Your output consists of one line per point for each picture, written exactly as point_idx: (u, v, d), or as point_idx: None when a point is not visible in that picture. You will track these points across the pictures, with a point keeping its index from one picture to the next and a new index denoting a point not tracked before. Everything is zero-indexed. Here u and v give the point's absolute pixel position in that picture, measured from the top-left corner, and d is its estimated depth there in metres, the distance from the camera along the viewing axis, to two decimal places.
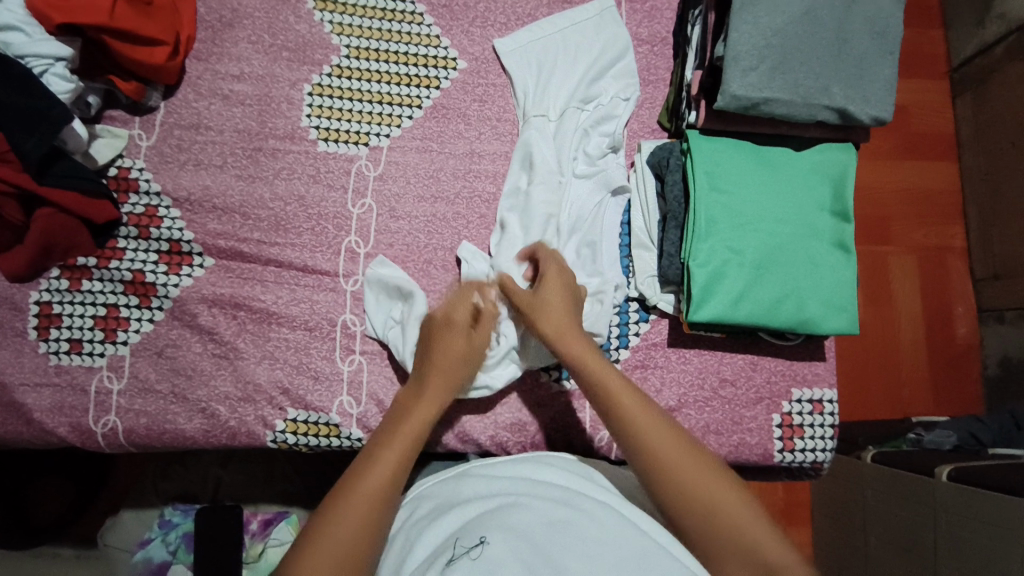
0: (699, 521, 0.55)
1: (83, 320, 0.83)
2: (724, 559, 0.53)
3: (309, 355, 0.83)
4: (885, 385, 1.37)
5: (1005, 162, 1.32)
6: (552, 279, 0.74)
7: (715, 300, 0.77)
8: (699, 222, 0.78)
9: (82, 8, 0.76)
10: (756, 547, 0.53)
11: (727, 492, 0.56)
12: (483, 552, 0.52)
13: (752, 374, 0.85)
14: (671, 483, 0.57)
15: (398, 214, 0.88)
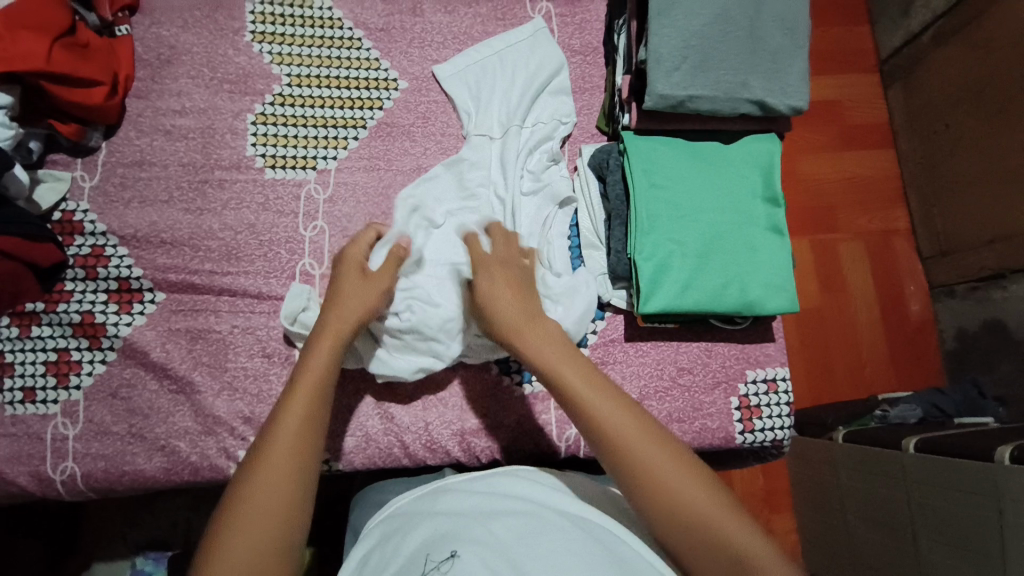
0: (659, 504, 0.54)
1: (35, 366, 0.82)
2: (641, 494, 0.55)
3: (269, 381, 0.83)
4: (849, 367, 1.42)
5: (937, 143, 1.39)
6: (493, 270, 0.74)
7: (663, 291, 0.79)
8: (641, 218, 0.81)
9: (18, 57, 0.75)
10: (680, 496, 0.54)
11: (647, 438, 0.57)
12: (453, 565, 0.52)
13: (708, 360, 0.88)
14: (632, 467, 0.56)
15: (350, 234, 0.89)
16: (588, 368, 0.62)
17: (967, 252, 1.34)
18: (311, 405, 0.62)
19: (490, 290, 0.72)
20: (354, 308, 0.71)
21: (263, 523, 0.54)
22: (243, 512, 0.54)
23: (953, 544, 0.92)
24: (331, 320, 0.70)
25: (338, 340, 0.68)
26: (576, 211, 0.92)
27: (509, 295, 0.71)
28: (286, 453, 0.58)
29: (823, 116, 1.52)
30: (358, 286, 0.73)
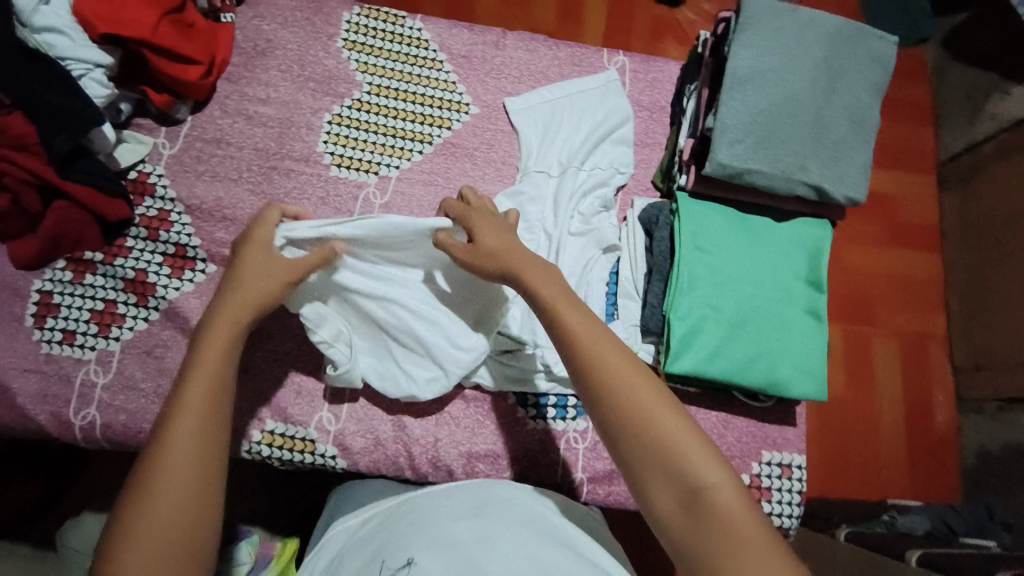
0: (666, 480, 0.56)
1: (81, 312, 0.85)
2: (633, 433, 0.57)
3: (293, 369, 0.86)
4: (863, 466, 1.38)
5: (988, 256, 1.38)
6: (486, 224, 0.72)
7: (692, 353, 0.79)
8: (681, 277, 0.82)
9: (129, 24, 0.81)
10: (669, 436, 0.57)
11: (638, 380, 0.60)
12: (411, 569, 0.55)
13: (724, 432, 0.87)
14: (642, 443, 0.57)
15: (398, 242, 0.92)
16: (607, 341, 0.62)
17: (1005, 371, 1.31)
18: (221, 360, 0.62)
19: (478, 236, 0.71)
20: (263, 277, 0.68)
21: (179, 488, 0.55)
22: (158, 480, 0.55)
23: None
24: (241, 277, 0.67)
25: (246, 309, 0.65)
26: (619, 259, 0.93)
27: (504, 245, 0.71)
28: (195, 415, 0.58)
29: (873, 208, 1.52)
30: (263, 258, 0.69)
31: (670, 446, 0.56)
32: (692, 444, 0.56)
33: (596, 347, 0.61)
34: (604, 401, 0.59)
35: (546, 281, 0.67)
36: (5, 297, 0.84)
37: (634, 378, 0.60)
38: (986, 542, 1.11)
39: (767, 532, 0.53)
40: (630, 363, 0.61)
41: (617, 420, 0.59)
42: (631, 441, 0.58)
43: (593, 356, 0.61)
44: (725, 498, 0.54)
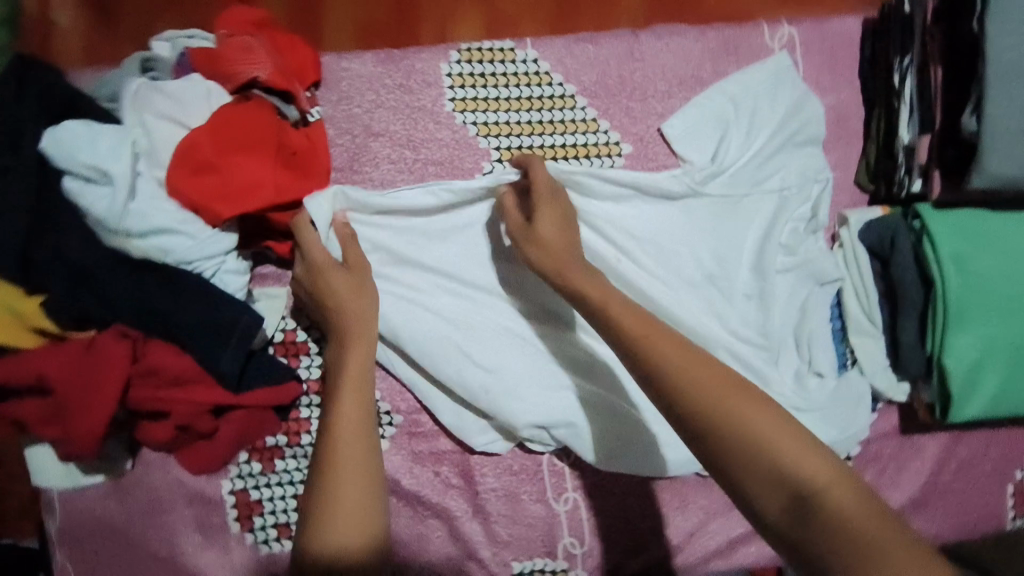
0: (752, 465, 0.46)
1: (285, 502, 0.77)
2: (716, 439, 0.47)
3: (521, 502, 0.80)
4: None
5: None
6: (545, 205, 0.68)
7: (978, 398, 0.73)
8: (952, 315, 0.72)
9: (245, 194, 0.62)
10: (756, 433, 0.46)
11: (701, 366, 0.50)
12: None
13: (988, 452, 0.82)
14: (718, 425, 0.47)
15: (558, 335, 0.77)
16: (650, 323, 0.54)
17: None
18: (361, 405, 0.58)
19: (537, 218, 0.67)
20: (354, 312, 0.64)
21: (354, 540, 0.52)
22: (334, 530, 0.52)
23: None
24: (330, 304, 0.64)
25: (363, 380, 0.60)
26: (839, 289, 0.81)
27: (561, 226, 0.67)
28: (357, 473, 0.55)
29: None
30: (349, 286, 0.65)
31: (759, 428, 0.46)
32: (790, 431, 0.47)
33: (643, 330, 0.53)
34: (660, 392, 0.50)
35: (586, 279, 0.60)
36: (200, 510, 0.76)
37: (691, 362, 0.50)
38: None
39: (880, 518, 0.43)
40: (687, 350, 0.51)
41: (681, 419, 0.49)
42: (697, 424, 0.48)
43: (643, 335, 0.52)
44: (834, 489, 0.44)
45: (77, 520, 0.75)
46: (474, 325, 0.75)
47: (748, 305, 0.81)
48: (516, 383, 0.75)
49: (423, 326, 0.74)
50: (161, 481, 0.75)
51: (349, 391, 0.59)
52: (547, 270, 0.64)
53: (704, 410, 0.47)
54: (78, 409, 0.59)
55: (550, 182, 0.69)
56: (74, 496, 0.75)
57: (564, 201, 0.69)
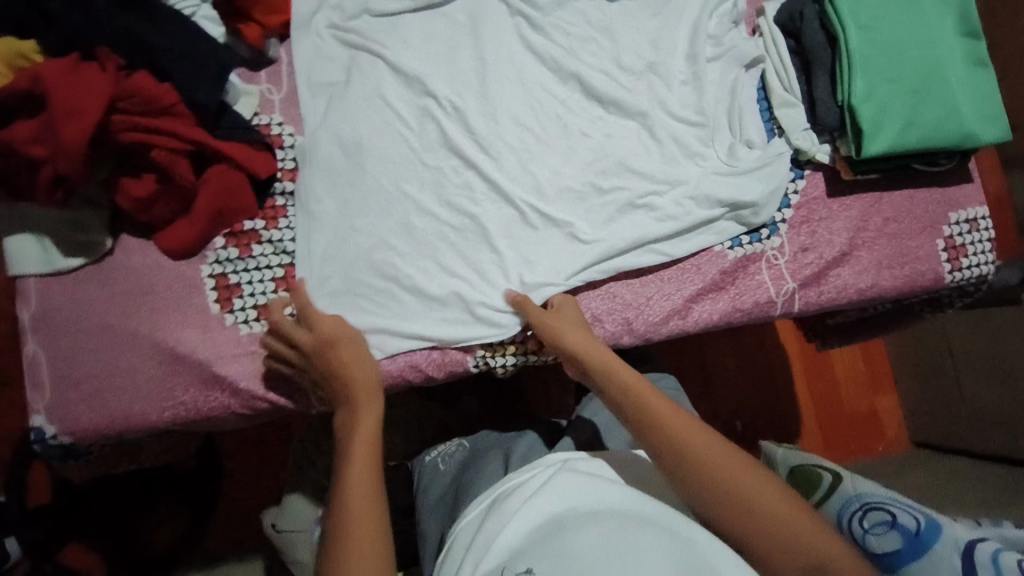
0: (736, 510, 0.59)
1: (264, 284, 0.81)
2: (695, 470, 0.62)
3: (493, 275, 0.85)
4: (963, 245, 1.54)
5: None
6: (554, 313, 0.80)
7: (887, 131, 0.80)
8: (855, 60, 0.81)
9: None
10: (722, 471, 0.61)
11: (666, 404, 0.67)
12: None
13: (910, 207, 0.89)
14: (725, 493, 0.60)
15: (519, 118, 0.86)
16: (651, 387, 0.70)
17: None
18: (371, 485, 0.64)
19: (541, 324, 0.79)
20: (358, 454, 0.66)
21: None
22: None
23: (987, 370, 1.49)
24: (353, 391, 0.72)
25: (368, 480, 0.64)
26: (763, 74, 0.91)
27: (580, 336, 0.77)
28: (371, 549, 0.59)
29: None
30: (351, 355, 0.74)
31: (756, 494, 0.60)
32: (799, 513, 0.59)
33: (637, 388, 0.69)
34: (665, 444, 0.64)
35: (633, 373, 0.71)
36: (181, 291, 0.78)
37: (723, 455, 0.62)
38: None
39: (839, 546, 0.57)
40: (675, 413, 0.66)
41: (670, 456, 0.64)
42: (708, 493, 0.61)
43: (627, 386, 0.70)
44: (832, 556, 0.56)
45: (53, 305, 0.76)
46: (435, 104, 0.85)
47: (683, 89, 0.90)
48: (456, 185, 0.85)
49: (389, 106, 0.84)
50: (140, 265, 0.78)
51: (353, 464, 0.65)
52: (622, 393, 0.70)
53: (683, 457, 0.63)
54: (60, 118, 0.64)
55: (566, 303, 0.82)
56: (51, 282, 0.77)
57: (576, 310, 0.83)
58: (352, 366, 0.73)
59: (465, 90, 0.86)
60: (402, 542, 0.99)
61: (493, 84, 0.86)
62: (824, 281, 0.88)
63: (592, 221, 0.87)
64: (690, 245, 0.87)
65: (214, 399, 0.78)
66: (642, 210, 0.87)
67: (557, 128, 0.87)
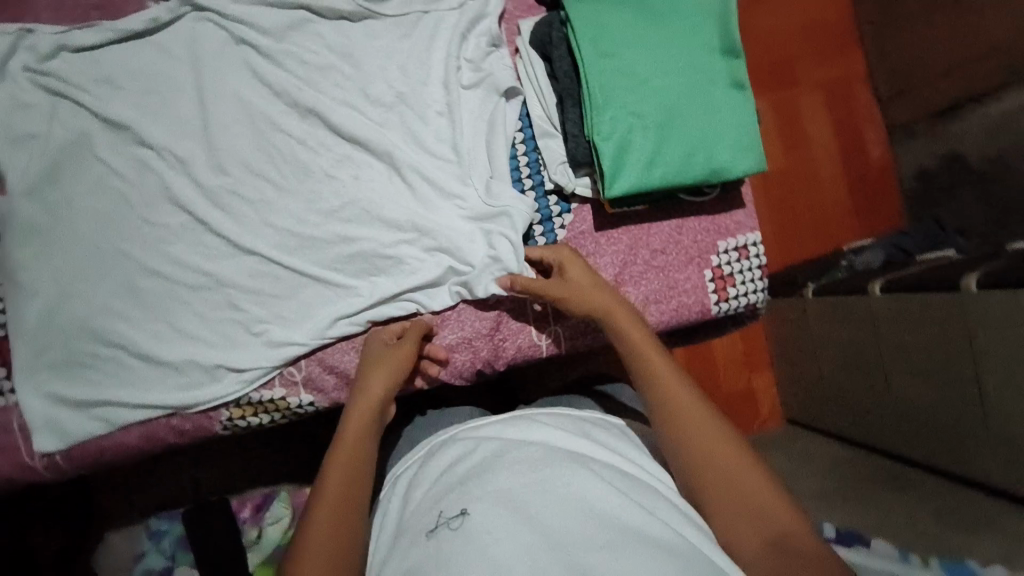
0: (714, 475, 0.59)
1: None
2: (686, 429, 0.62)
3: (230, 336, 0.79)
4: (816, 223, 1.81)
5: (890, 25, 1.73)
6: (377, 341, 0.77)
7: (629, 170, 0.75)
8: (595, 93, 0.76)
9: None
10: (707, 441, 0.61)
11: (665, 361, 0.68)
12: (462, 522, 0.53)
13: (679, 238, 0.86)
14: (679, 423, 0.63)
15: (253, 164, 0.80)
16: (651, 344, 0.70)
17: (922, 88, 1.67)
18: (356, 465, 0.64)
19: (366, 353, 0.76)
20: (360, 430, 0.67)
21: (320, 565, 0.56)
22: None
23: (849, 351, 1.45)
24: (369, 370, 0.73)
25: (362, 452, 0.65)
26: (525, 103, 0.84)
27: (382, 367, 0.73)
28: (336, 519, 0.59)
29: (793, 11, 1.80)
30: (390, 354, 0.75)
31: (742, 476, 0.58)
32: (765, 496, 0.57)
33: (635, 343, 0.70)
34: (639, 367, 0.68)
35: (640, 328, 0.72)
36: None
37: (713, 427, 0.62)
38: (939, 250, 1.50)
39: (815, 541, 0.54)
40: (671, 375, 0.66)
41: (665, 408, 0.65)
42: (666, 428, 0.64)
43: (628, 335, 0.71)
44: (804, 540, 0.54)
45: None
46: (154, 154, 0.77)
47: (439, 121, 0.83)
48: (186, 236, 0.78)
49: (98, 160, 0.76)
50: None
51: (352, 447, 0.66)
52: (624, 346, 0.71)
53: (670, 414, 0.64)
54: None
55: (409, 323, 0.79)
56: None
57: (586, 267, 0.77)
58: (373, 374, 0.72)
59: (189, 137, 0.79)
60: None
61: (218, 127, 0.78)
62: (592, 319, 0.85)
63: (343, 269, 0.81)
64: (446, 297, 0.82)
65: None
66: (392, 256, 0.82)
67: (297, 175, 0.81)
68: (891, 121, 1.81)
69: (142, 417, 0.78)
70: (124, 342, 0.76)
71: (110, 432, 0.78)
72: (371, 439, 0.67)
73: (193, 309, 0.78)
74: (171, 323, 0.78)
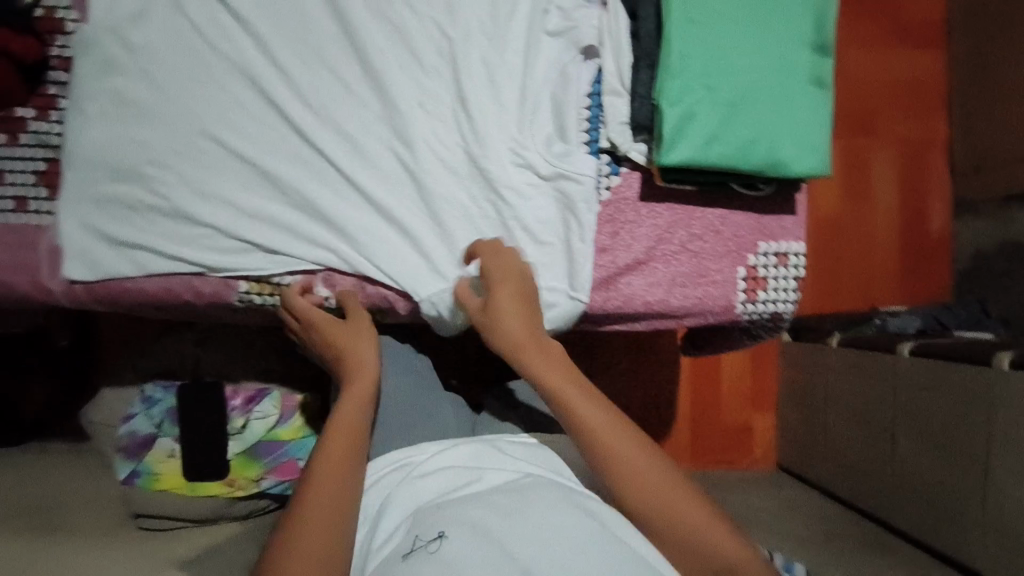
0: (621, 476, 0.67)
1: (25, 176, 0.78)
2: (594, 438, 0.68)
3: (262, 214, 0.80)
4: (857, 279, 1.75)
5: (979, 99, 1.67)
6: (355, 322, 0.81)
7: (688, 142, 0.74)
8: (674, 57, 0.75)
9: None
10: (614, 446, 0.68)
11: (559, 373, 0.73)
12: (440, 547, 0.59)
13: (721, 228, 0.84)
14: (608, 458, 0.68)
15: (325, 56, 0.82)
16: (536, 338, 0.75)
17: (1000, 169, 1.60)
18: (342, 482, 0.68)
19: (357, 336, 0.80)
20: (343, 445, 0.72)
21: None
22: None
23: (855, 409, 1.45)
24: (350, 356, 0.79)
25: (338, 477, 0.68)
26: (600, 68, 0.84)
27: (369, 350, 0.80)
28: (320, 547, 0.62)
29: (885, 62, 1.76)
30: (352, 327, 0.81)
31: (646, 469, 0.67)
32: (671, 484, 0.66)
33: (523, 344, 0.75)
34: (560, 403, 0.71)
35: (534, 334, 0.76)
36: None
37: (615, 425, 0.69)
38: (977, 332, 1.44)
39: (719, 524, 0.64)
40: (570, 382, 0.72)
41: (569, 420, 0.70)
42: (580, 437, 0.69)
43: (517, 345, 0.75)
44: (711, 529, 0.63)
45: None
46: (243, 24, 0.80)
47: (515, 56, 0.83)
48: (248, 106, 0.80)
49: (186, 17, 0.79)
50: None
51: (321, 474, 0.68)
52: (512, 352, 0.75)
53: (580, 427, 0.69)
54: None
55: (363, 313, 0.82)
56: None
57: (531, 294, 0.78)
58: (353, 342, 0.80)
59: (277, 16, 0.81)
60: (192, 453, 1.11)
61: (307, 14, 0.81)
62: (613, 286, 0.85)
63: (386, 188, 0.83)
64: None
65: None
66: (435, 167, 0.83)
67: (366, 82, 0.83)
68: (960, 195, 1.75)
69: (163, 269, 0.79)
70: (168, 194, 0.78)
71: (136, 276, 0.79)
72: (352, 461, 0.71)
73: (235, 177, 0.80)
74: (213, 183, 0.79)
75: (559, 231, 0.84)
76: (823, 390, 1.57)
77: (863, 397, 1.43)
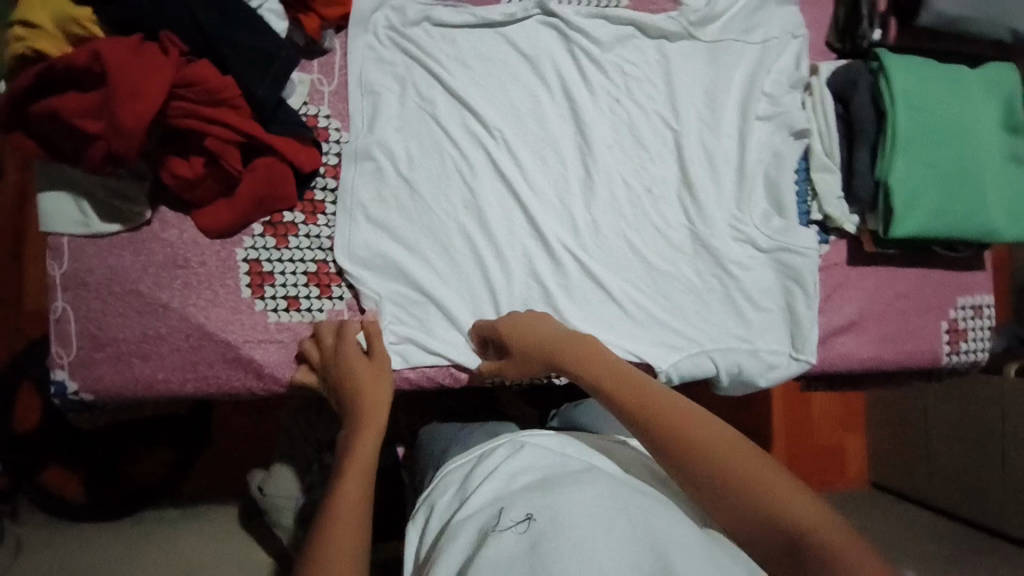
0: (710, 484, 0.53)
1: (296, 278, 0.81)
2: (670, 435, 0.57)
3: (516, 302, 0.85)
4: None
5: None
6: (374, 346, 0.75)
7: (916, 216, 0.83)
8: (899, 141, 0.84)
9: None
10: (694, 438, 0.56)
11: (629, 373, 0.64)
12: (530, 527, 0.49)
13: (922, 287, 0.93)
14: (695, 463, 0.54)
15: (559, 151, 0.88)
16: (593, 348, 0.68)
17: None
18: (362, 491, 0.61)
19: (347, 357, 0.74)
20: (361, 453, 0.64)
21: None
22: None
23: (957, 428, 1.43)
24: (366, 386, 0.71)
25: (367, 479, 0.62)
26: (807, 147, 0.92)
27: (382, 381, 0.73)
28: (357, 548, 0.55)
29: None
30: (370, 365, 0.74)
31: (750, 471, 0.53)
32: (782, 486, 0.51)
33: (581, 352, 0.68)
34: (633, 411, 0.60)
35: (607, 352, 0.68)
36: (215, 271, 0.78)
37: (701, 422, 0.57)
38: None
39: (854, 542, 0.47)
40: (646, 386, 0.62)
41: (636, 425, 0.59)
42: (647, 439, 0.58)
43: (586, 348, 0.69)
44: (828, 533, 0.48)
45: (84, 266, 0.76)
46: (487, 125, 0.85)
47: (728, 141, 0.91)
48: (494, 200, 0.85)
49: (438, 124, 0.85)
50: (176, 239, 0.78)
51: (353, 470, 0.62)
52: (572, 363, 0.68)
53: (649, 420, 0.58)
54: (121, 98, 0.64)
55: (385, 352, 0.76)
56: (85, 244, 0.76)
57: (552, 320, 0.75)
58: (365, 371, 0.73)
59: (515, 115, 0.87)
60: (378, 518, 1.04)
61: (541, 114, 0.87)
62: (830, 345, 0.91)
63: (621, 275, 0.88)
64: (710, 339, 0.88)
65: (236, 380, 0.79)
66: (664, 248, 0.89)
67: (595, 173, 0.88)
68: None
69: (427, 362, 0.83)
70: (432, 292, 0.83)
71: (401, 369, 0.82)
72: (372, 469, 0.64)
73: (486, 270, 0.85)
74: (469, 274, 0.85)
75: (780, 299, 0.90)
76: (921, 409, 1.54)
77: (965, 414, 1.41)
